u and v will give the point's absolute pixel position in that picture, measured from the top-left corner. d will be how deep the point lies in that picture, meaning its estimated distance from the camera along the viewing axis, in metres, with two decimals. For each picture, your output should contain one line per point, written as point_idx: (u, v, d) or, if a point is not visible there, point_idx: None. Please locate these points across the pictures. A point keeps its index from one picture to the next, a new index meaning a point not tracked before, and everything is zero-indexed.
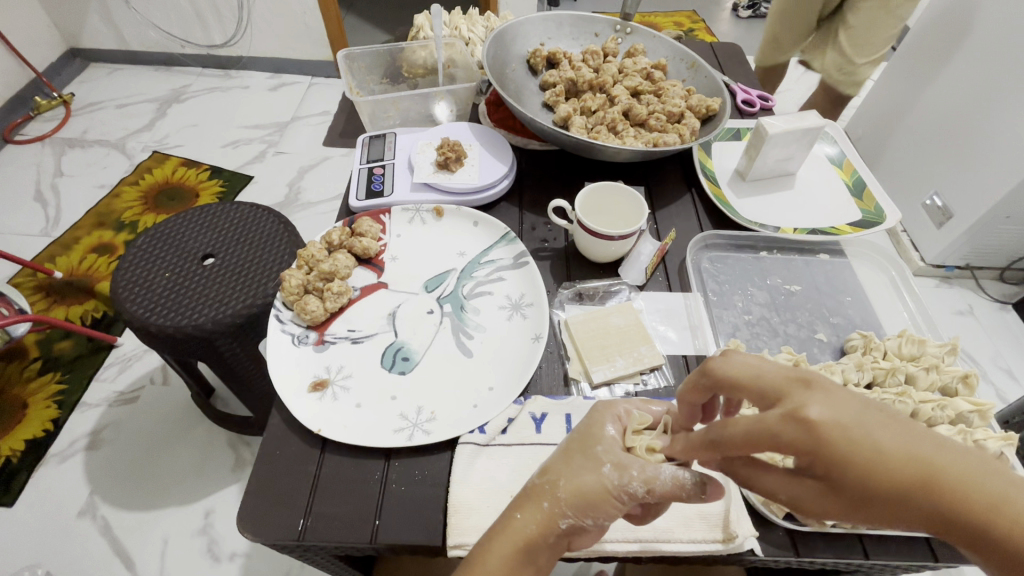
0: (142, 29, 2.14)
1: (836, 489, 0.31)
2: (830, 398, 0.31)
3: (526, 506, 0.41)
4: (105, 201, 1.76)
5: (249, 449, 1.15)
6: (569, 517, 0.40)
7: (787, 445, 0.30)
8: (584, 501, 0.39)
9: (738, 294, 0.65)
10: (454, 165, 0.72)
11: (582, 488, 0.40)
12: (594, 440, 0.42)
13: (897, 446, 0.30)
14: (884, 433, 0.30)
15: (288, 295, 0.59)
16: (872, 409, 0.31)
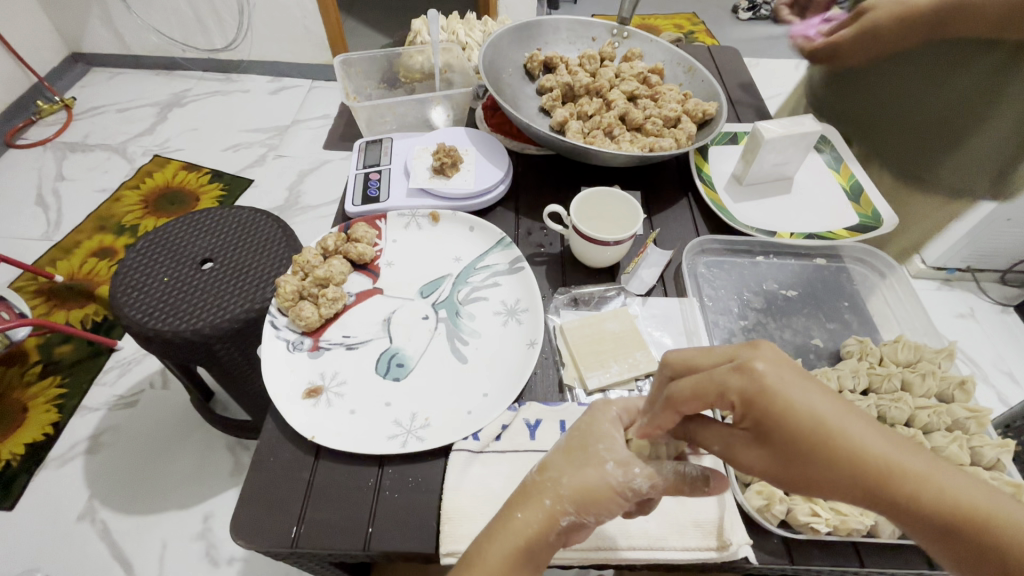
0: (143, 33, 2.15)
1: (766, 441, 0.34)
2: (770, 356, 0.35)
3: (526, 506, 0.40)
4: (106, 205, 1.76)
5: (248, 452, 1.16)
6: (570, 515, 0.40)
7: (729, 392, 0.35)
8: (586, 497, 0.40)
9: (734, 299, 0.65)
10: (450, 170, 0.72)
11: (585, 485, 0.40)
12: (597, 439, 0.42)
13: (830, 414, 0.33)
14: (816, 399, 0.34)
15: (283, 301, 0.59)
16: (808, 380, 0.35)
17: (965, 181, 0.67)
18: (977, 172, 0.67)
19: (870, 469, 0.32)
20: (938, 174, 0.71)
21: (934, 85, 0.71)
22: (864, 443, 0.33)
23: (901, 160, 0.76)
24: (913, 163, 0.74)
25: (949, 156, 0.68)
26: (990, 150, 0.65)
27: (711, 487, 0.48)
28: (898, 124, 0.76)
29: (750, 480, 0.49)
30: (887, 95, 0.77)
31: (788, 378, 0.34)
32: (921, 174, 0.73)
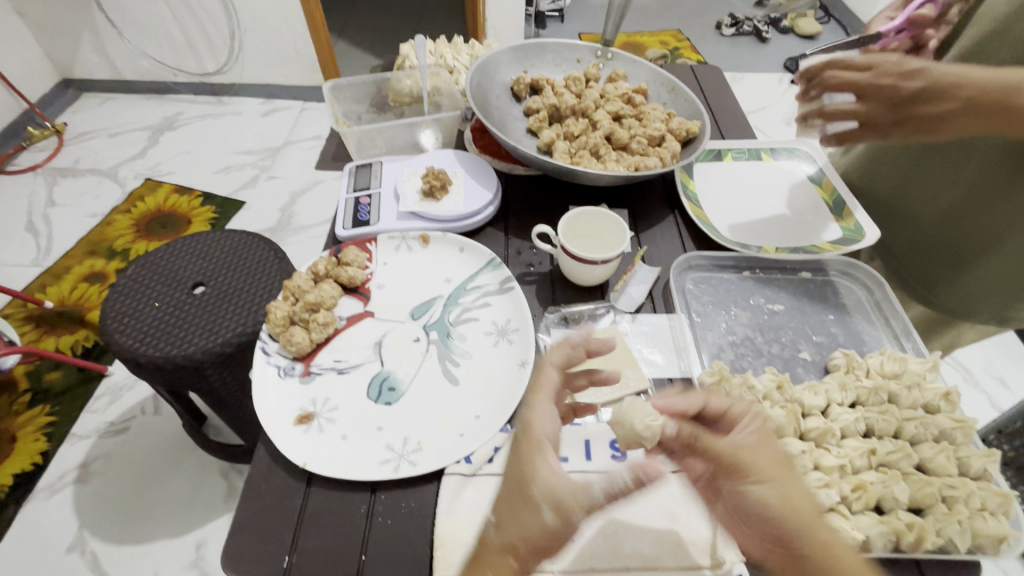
0: (134, 59, 2.18)
1: None
2: None
3: (513, 515, 0.40)
4: (97, 229, 1.76)
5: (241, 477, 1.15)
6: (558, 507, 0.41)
7: None
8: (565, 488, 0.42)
9: (722, 315, 0.65)
10: (440, 193, 0.72)
11: (561, 486, 0.40)
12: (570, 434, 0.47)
13: None
14: None
15: (273, 326, 0.59)
16: None
17: (965, 304, 0.79)
18: (994, 304, 0.77)
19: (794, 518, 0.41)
20: (965, 297, 0.78)
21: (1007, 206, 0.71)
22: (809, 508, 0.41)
23: (913, 267, 0.83)
24: (937, 277, 0.80)
25: (975, 284, 0.77)
26: (1002, 288, 0.75)
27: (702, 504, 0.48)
28: (945, 234, 0.78)
29: None
30: (948, 201, 0.77)
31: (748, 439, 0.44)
32: (945, 290, 0.80)
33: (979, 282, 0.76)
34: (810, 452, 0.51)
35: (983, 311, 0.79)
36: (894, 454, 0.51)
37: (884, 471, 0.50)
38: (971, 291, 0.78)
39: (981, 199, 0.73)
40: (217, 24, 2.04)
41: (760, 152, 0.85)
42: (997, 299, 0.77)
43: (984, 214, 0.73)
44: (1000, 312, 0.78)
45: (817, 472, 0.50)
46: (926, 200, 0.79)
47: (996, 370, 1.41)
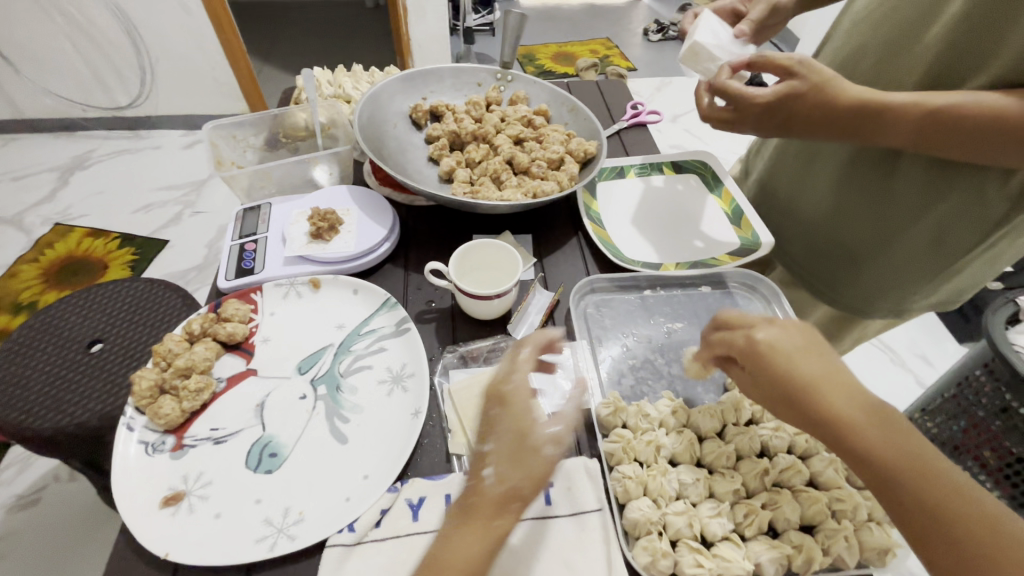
0: (37, 97, 2.07)
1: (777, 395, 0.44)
2: (788, 337, 0.44)
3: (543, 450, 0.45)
4: (2, 281, 1.69)
5: None
6: (494, 493, 0.43)
7: (753, 359, 0.45)
8: (491, 477, 0.44)
9: (624, 338, 0.64)
10: (328, 234, 0.69)
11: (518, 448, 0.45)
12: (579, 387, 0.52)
13: (840, 392, 0.41)
14: (835, 383, 0.42)
15: (139, 398, 0.54)
16: (832, 368, 0.43)
17: (863, 301, 0.81)
18: (889, 298, 0.79)
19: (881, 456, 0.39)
20: (863, 291, 0.80)
21: (886, 203, 0.73)
22: (912, 452, 0.38)
23: (815, 268, 0.85)
24: (839, 276, 0.82)
25: (869, 278, 0.79)
26: (892, 282, 0.77)
27: (597, 548, 0.46)
28: (832, 233, 0.81)
29: (638, 534, 0.47)
30: (831, 203, 0.79)
31: (813, 364, 0.42)
32: (846, 288, 0.82)
33: (875, 279, 0.78)
34: (703, 479, 0.51)
35: (881, 306, 0.80)
36: (786, 471, 0.51)
37: (777, 491, 0.50)
38: (867, 286, 0.80)
39: (859, 199, 0.76)
40: (126, 57, 1.99)
41: (662, 166, 0.86)
42: (890, 294, 0.78)
43: (861, 215, 0.76)
44: (897, 305, 0.80)
45: (709, 500, 0.49)
46: (809, 203, 0.83)
47: (920, 349, 1.48)
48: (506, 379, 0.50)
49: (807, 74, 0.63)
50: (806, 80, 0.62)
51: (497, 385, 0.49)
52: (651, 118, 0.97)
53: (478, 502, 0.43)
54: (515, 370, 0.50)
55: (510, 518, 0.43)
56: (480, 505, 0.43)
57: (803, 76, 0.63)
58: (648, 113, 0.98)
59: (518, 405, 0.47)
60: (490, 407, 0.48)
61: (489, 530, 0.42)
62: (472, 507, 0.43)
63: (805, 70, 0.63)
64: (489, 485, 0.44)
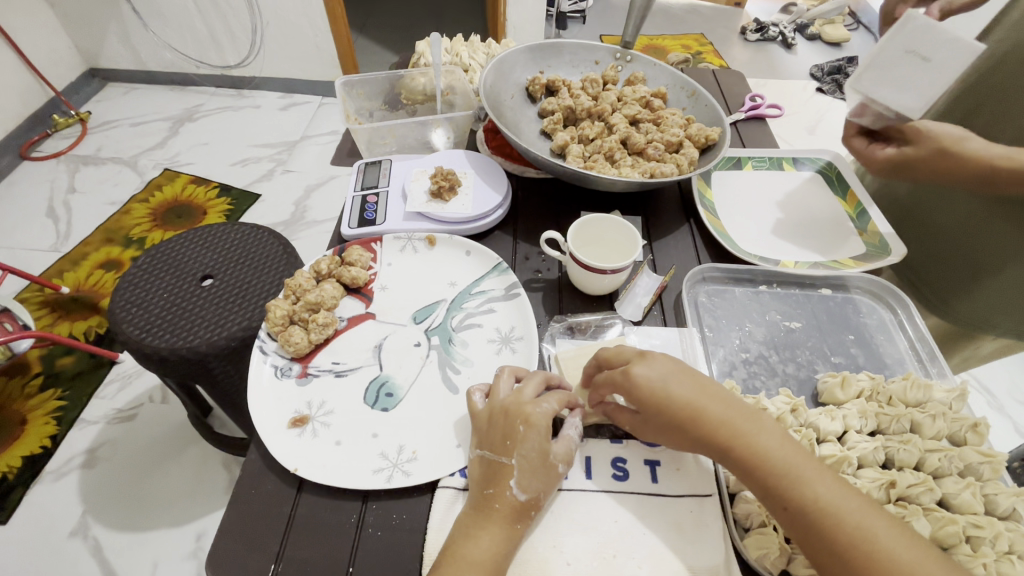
0: (159, 51, 2.26)
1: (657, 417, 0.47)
2: (654, 364, 0.48)
3: (550, 459, 0.47)
4: (116, 216, 1.86)
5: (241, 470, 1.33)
6: (519, 503, 0.45)
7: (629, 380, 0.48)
8: (517, 490, 0.45)
9: (736, 330, 0.62)
10: (447, 194, 0.71)
11: (537, 461, 0.46)
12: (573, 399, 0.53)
13: (718, 413, 0.46)
14: (705, 401, 0.46)
15: (272, 325, 0.58)
16: (702, 389, 0.47)
17: (979, 319, 0.78)
18: (1012, 318, 0.76)
19: (745, 462, 0.44)
20: (981, 309, 0.77)
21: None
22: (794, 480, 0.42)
23: (931, 279, 0.82)
24: (954, 289, 0.79)
25: (993, 296, 0.76)
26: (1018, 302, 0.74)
27: (709, 532, 0.46)
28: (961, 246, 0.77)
29: (751, 524, 0.47)
30: (966, 214, 0.76)
31: (686, 386, 0.47)
32: (963, 302, 0.79)
33: (1000, 297, 0.75)
34: None
35: (1003, 326, 0.77)
36: (915, 488, 0.48)
37: (904, 505, 0.47)
38: (989, 304, 0.76)
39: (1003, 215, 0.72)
40: (239, 19, 2.11)
41: (782, 162, 0.83)
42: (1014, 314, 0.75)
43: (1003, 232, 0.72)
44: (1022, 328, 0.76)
45: None
46: (943, 214, 0.79)
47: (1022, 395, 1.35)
48: (528, 396, 0.49)
49: (926, 140, 0.62)
50: (924, 147, 0.62)
51: (519, 400, 0.49)
52: (773, 114, 0.92)
53: (505, 509, 0.44)
54: (536, 392, 0.50)
55: (525, 526, 0.45)
56: (506, 514, 0.44)
57: (924, 140, 0.62)
58: (767, 107, 0.93)
59: (541, 426, 0.47)
60: (510, 419, 0.48)
61: (511, 535, 0.44)
62: (494, 512, 0.44)
63: (926, 133, 0.62)
64: (515, 497, 0.45)
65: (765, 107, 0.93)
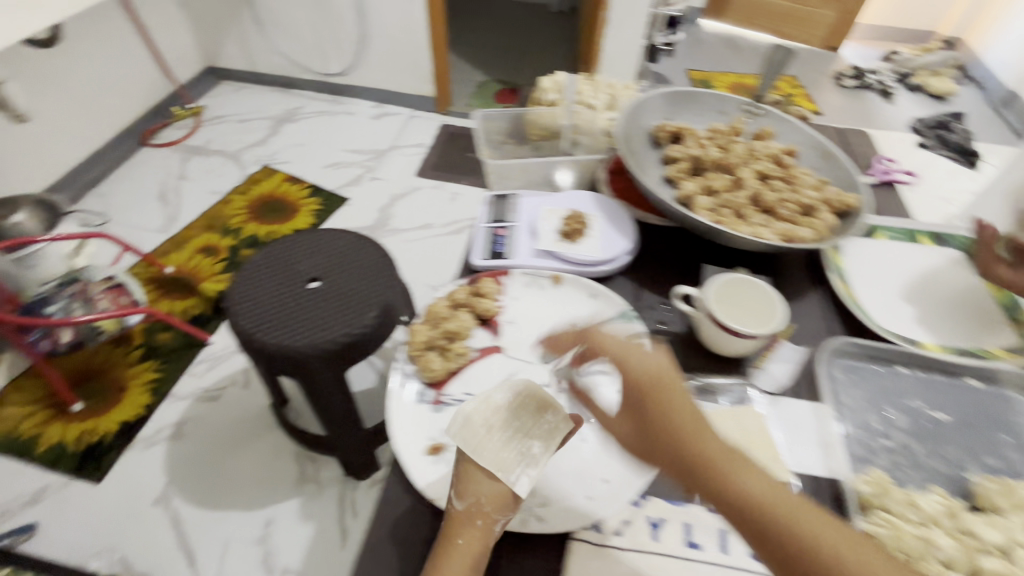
0: (272, 55, 2.42)
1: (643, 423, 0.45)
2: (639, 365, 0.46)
3: (491, 487, 0.46)
4: (218, 206, 1.99)
5: (312, 466, 1.34)
6: (458, 513, 0.46)
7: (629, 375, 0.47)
8: (455, 501, 0.47)
9: (876, 414, 0.59)
10: (577, 236, 0.72)
11: (476, 480, 0.46)
12: (543, 404, 0.48)
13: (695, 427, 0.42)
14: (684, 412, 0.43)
15: (413, 350, 0.61)
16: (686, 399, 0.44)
17: None
18: None
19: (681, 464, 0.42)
20: None
21: None
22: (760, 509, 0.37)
23: None
24: None
25: None
26: None
27: None
28: None
29: None
30: None
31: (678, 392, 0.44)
32: None
33: None
34: None
35: None
36: None
37: None
38: None
39: None
40: (349, 31, 2.24)
41: (918, 235, 0.79)
42: None
43: None
44: None
45: None
46: None
47: None
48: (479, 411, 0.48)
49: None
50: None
51: (489, 426, 0.47)
52: (906, 182, 0.89)
53: (450, 521, 0.47)
54: (486, 408, 0.48)
55: (476, 534, 0.46)
56: (448, 525, 0.46)
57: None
58: (900, 174, 0.90)
59: (479, 452, 0.46)
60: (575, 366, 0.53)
61: (455, 544, 0.45)
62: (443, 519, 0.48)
63: None
64: (456, 507, 0.47)
65: (896, 176, 0.90)
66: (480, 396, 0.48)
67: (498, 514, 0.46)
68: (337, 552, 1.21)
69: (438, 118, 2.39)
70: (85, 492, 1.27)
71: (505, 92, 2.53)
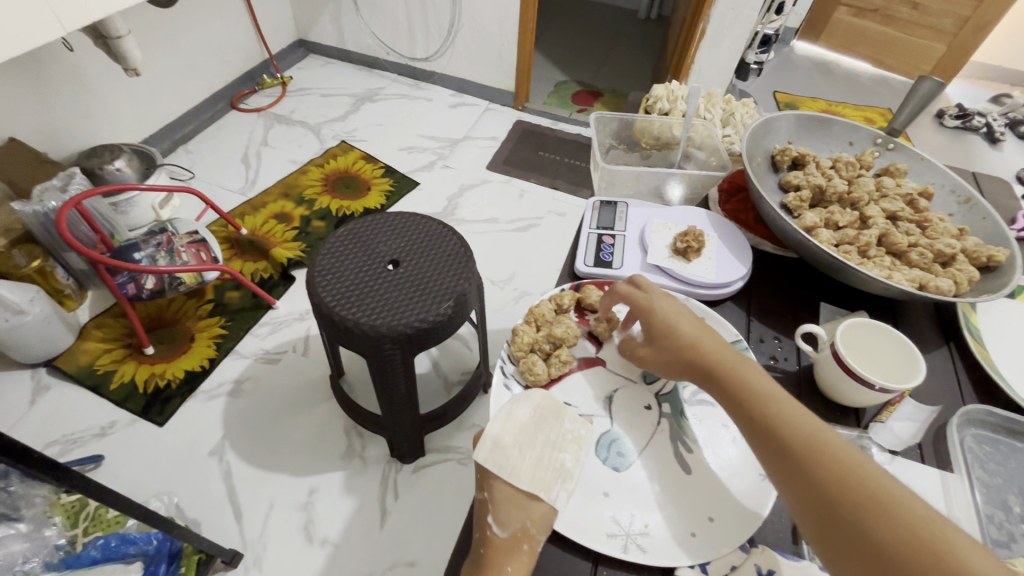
0: (362, 35, 2.48)
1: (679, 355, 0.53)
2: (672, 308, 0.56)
3: (525, 512, 0.47)
4: (296, 175, 2.05)
5: (360, 441, 1.32)
6: (500, 542, 0.46)
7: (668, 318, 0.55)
8: (495, 529, 0.47)
9: (1014, 496, 0.54)
10: (692, 255, 0.69)
11: (509, 502, 0.48)
12: (559, 416, 0.53)
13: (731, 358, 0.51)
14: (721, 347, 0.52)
15: (515, 350, 0.60)
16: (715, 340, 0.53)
17: None
18: None
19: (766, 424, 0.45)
20: None
21: None
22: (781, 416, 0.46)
23: None
24: None
25: None
26: None
27: None
28: None
29: None
30: None
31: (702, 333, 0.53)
32: None
33: None
34: None
35: None
36: None
37: None
38: None
39: None
40: (440, 18, 2.26)
41: None
42: None
43: None
44: None
45: None
46: None
47: None
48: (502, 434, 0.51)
49: None
50: None
51: (517, 444, 0.50)
52: None
53: (493, 552, 0.46)
54: (505, 425, 0.51)
55: (525, 559, 0.46)
56: (490, 557, 0.46)
57: None
58: None
59: (513, 473, 0.49)
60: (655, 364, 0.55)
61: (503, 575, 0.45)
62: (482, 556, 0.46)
63: None
64: (498, 536, 0.46)
65: None
66: (504, 417, 0.51)
67: (542, 533, 0.47)
68: (376, 533, 1.18)
69: (514, 114, 2.38)
70: (149, 432, 1.30)
71: (583, 95, 2.50)
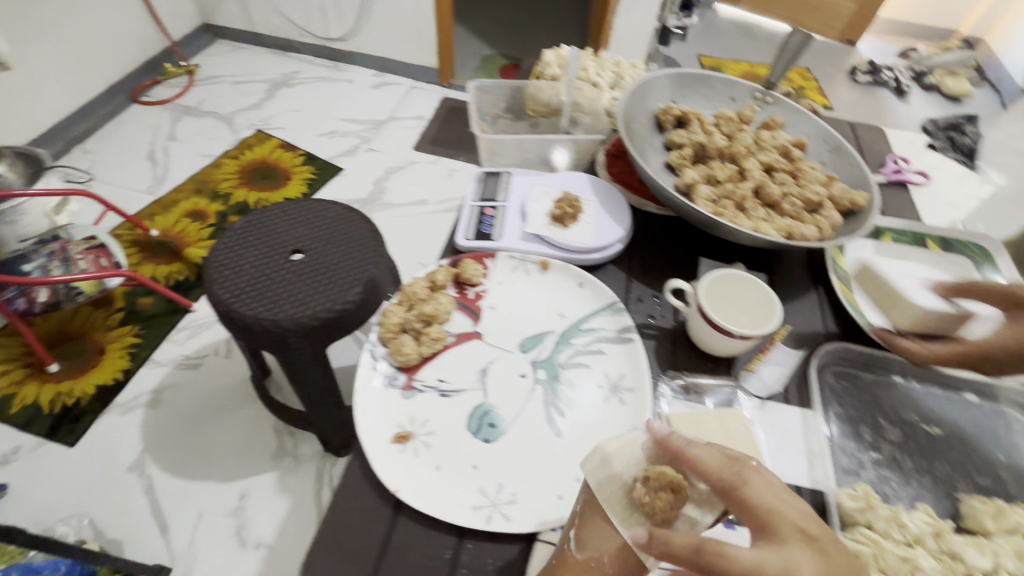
0: (271, 16, 2.33)
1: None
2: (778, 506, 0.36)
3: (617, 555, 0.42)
4: (209, 169, 1.93)
5: (291, 440, 1.27)
6: (574, 559, 0.44)
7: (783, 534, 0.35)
8: (572, 542, 0.44)
9: (867, 425, 0.57)
10: (569, 221, 0.68)
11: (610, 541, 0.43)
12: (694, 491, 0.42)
13: None
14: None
15: (385, 331, 0.58)
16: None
17: None
18: None
19: None
20: None
21: None
22: None
23: None
24: None
25: None
26: None
27: None
28: None
29: None
30: None
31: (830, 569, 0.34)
32: None
33: None
34: None
35: None
36: None
37: None
38: None
39: None
40: None
41: (927, 239, 0.76)
42: None
43: None
44: None
45: None
46: None
47: None
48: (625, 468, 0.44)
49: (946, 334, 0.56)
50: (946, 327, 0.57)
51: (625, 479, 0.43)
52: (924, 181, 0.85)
53: (565, 567, 0.44)
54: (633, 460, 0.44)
55: None
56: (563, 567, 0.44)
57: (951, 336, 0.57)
58: (912, 174, 0.87)
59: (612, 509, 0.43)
60: None
61: None
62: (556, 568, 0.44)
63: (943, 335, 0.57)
64: (573, 554, 0.44)
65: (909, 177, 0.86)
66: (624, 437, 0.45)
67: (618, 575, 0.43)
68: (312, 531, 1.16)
69: (439, 91, 2.31)
70: (58, 454, 1.22)
71: (509, 68, 2.44)
